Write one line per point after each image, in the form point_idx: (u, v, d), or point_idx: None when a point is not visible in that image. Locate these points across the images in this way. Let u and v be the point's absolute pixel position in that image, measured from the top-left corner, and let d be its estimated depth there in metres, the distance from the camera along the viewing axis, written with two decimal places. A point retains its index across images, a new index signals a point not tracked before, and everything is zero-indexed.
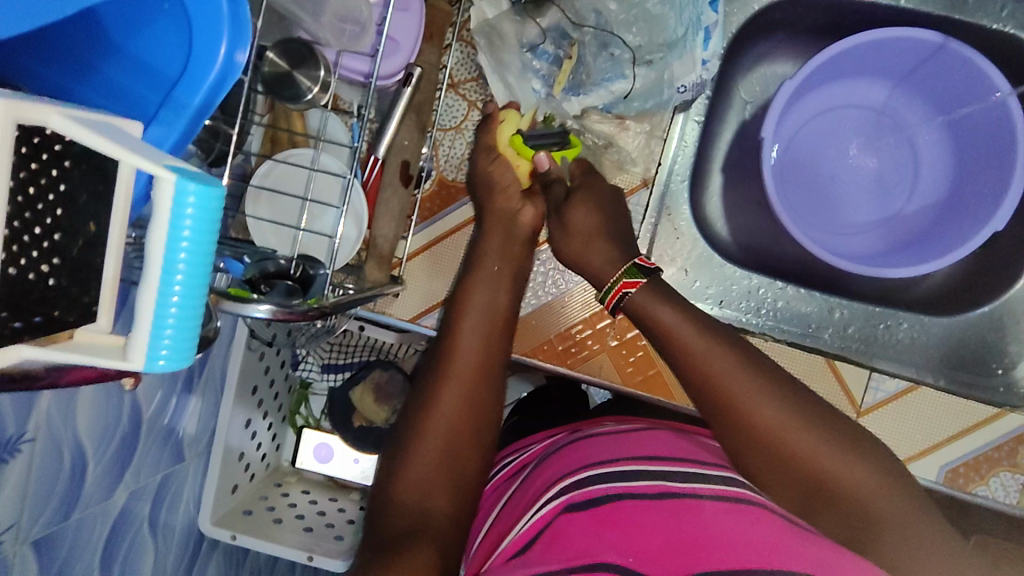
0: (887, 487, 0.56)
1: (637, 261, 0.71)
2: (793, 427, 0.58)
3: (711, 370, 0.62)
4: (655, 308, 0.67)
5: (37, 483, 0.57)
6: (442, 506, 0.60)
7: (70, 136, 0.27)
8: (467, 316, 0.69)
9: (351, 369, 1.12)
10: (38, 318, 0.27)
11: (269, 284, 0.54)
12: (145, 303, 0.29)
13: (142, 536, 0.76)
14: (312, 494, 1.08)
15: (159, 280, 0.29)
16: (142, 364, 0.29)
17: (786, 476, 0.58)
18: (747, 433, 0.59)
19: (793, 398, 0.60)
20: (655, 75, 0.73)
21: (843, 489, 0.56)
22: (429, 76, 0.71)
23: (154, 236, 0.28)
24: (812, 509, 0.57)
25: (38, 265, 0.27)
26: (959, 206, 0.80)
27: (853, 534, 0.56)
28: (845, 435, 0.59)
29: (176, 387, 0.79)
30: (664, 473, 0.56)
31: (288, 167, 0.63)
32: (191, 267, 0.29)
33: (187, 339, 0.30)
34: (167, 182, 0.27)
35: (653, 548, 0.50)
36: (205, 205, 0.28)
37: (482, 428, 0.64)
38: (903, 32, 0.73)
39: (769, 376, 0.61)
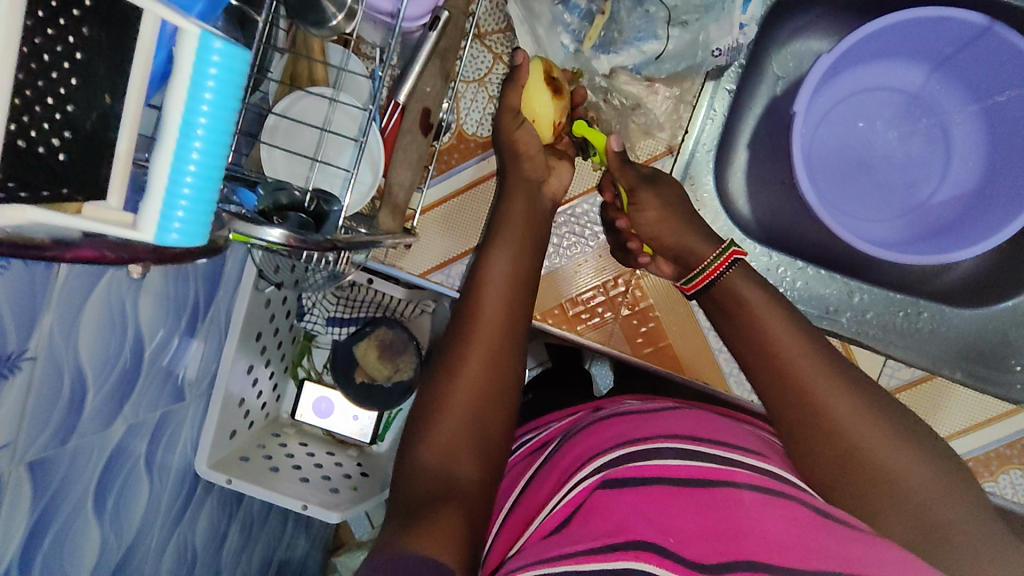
0: (946, 490, 0.53)
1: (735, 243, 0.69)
2: (857, 413, 0.55)
3: (778, 346, 0.59)
4: (738, 283, 0.65)
5: (36, 404, 0.56)
6: (470, 471, 0.59)
7: None
8: (492, 282, 0.67)
9: (357, 323, 1.10)
10: (46, 193, 0.26)
11: (282, 216, 0.53)
12: (160, 168, 0.28)
13: (137, 473, 0.76)
14: (310, 447, 1.08)
15: (175, 143, 0.29)
16: (153, 232, 0.28)
17: (837, 463, 0.54)
18: (806, 411, 0.56)
19: (860, 386, 0.57)
20: (689, 37, 0.71)
21: (900, 483, 0.53)
22: (456, 22, 0.69)
23: (174, 93, 0.28)
24: (862, 503, 0.53)
25: (49, 137, 0.26)
26: (989, 200, 0.78)
27: (906, 532, 0.52)
28: (908, 430, 0.56)
29: (179, 326, 0.77)
30: (698, 454, 0.55)
31: (311, 100, 0.61)
32: (210, 134, 0.29)
33: (201, 213, 0.30)
34: (191, 35, 0.27)
35: (690, 533, 0.48)
36: (228, 67, 0.29)
37: (500, 388, 0.63)
38: (949, 12, 0.70)
39: (837, 363, 0.59)
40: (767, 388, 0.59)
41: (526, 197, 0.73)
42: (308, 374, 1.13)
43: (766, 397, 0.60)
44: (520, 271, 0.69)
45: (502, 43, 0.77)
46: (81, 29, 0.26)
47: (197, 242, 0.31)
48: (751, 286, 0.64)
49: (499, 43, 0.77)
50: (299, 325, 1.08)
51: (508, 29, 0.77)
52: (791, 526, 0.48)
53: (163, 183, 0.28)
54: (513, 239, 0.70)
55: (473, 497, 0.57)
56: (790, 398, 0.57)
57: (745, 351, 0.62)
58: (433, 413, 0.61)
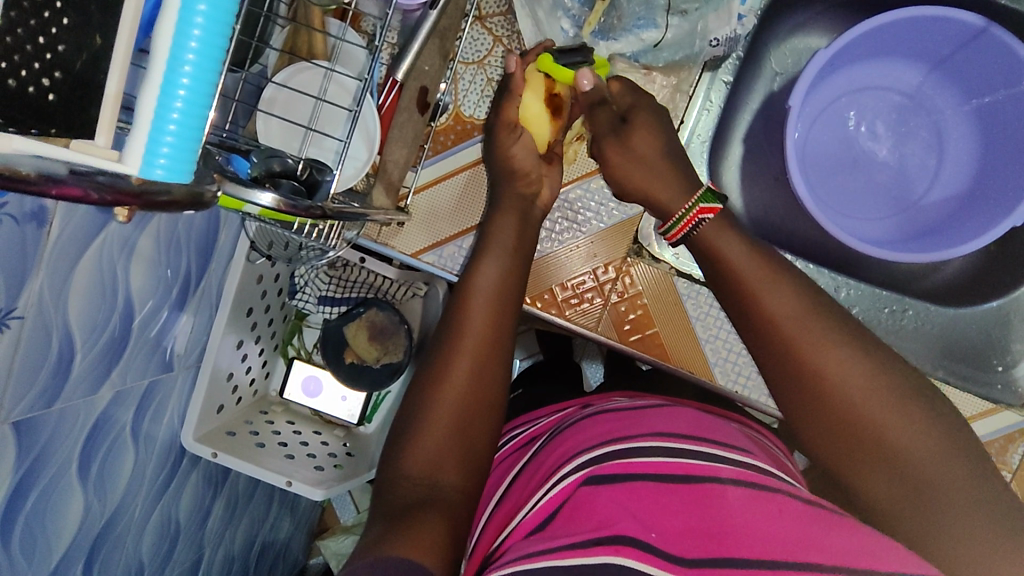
0: (936, 441, 0.50)
1: (711, 185, 0.66)
2: (843, 364, 0.53)
3: (765, 299, 0.58)
4: (717, 241, 0.63)
5: (23, 363, 0.56)
6: (453, 479, 0.59)
7: None
8: (479, 291, 0.69)
9: (348, 304, 1.10)
10: (34, 130, 0.27)
11: (273, 182, 0.53)
12: (146, 103, 0.28)
13: (123, 442, 0.76)
14: (297, 425, 1.10)
15: (162, 79, 0.29)
16: (139, 167, 0.28)
17: (819, 413, 0.54)
18: (788, 365, 0.55)
19: (854, 336, 0.55)
20: (687, 26, 0.73)
21: (885, 434, 0.51)
22: (457, 2, 0.69)
23: (163, 28, 0.28)
24: (845, 454, 0.53)
25: (39, 78, 0.26)
26: (979, 200, 0.78)
27: (890, 485, 0.51)
28: (905, 387, 0.53)
29: (169, 298, 0.77)
30: (681, 451, 0.56)
31: (307, 69, 0.61)
32: (199, 70, 0.29)
33: (188, 149, 0.30)
34: None
35: (675, 528, 0.49)
36: (217, 4, 0.29)
37: (491, 376, 0.65)
38: (946, 11, 0.70)
39: (832, 314, 0.57)
40: (755, 343, 0.58)
41: (518, 216, 0.74)
42: (297, 353, 1.14)
43: (755, 352, 0.59)
44: (508, 279, 0.71)
45: (502, 25, 0.77)
46: None
47: (183, 180, 0.31)
48: (738, 242, 0.62)
49: (499, 25, 0.77)
50: (292, 304, 1.09)
51: (508, 12, 0.77)
52: (777, 520, 0.48)
53: (149, 116, 0.28)
54: (506, 244, 0.72)
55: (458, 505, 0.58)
56: (776, 352, 0.56)
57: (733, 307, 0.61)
58: (427, 402, 0.63)
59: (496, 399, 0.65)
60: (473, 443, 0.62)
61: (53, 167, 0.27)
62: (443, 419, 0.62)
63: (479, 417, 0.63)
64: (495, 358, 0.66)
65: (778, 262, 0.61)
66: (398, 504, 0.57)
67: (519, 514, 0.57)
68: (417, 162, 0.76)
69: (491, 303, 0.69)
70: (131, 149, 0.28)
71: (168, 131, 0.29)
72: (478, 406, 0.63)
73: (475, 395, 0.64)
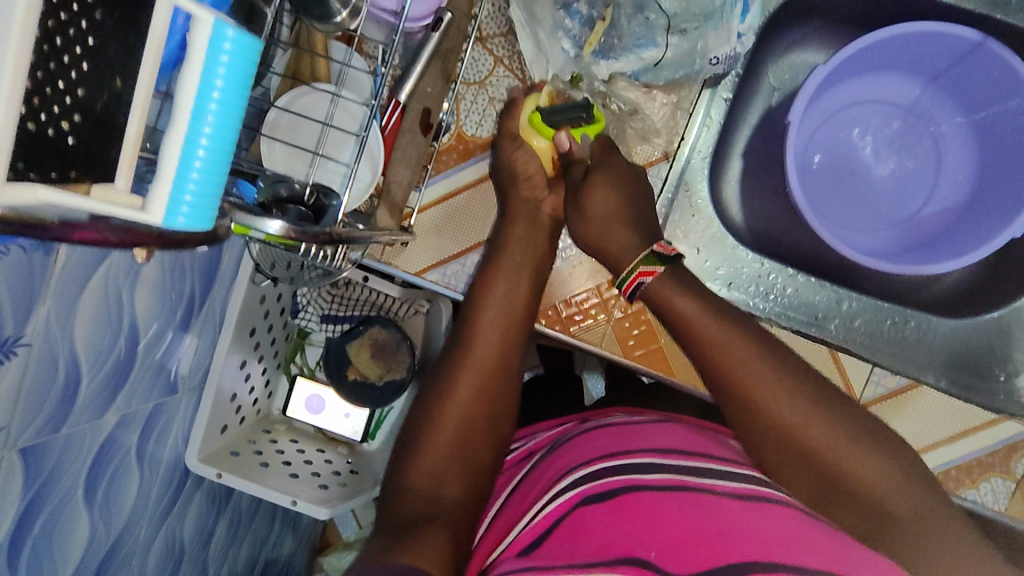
0: (896, 470, 0.58)
1: (654, 249, 0.71)
2: (802, 412, 0.60)
3: (730, 357, 0.63)
4: (674, 299, 0.68)
5: (30, 389, 0.56)
6: (455, 493, 0.65)
7: None
8: (486, 316, 0.74)
9: (350, 322, 1.10)
10: (53, 174, 0.26)
11: (281, 208, 0.53)
12: (170, 150, 0.29)
13: (128, 464, 0.76)
14: (301, 444, 1.08)
15: (186, 127, 0.29)
16: (163, 217, 0.29)
17: (798, 462, 0.59)
18: (757, 417, 0.61)
19: (808, 384, 0.62)
20: (687, 45, 0.71)
21: (851, 471, 0.58)
22: (459, 25, 0.69)
23: (188, 79, 0.29)
24: (816, 491, 0.59)
25: (59, 120, 0.26)
26: (977, 212, 0.79)
27: (860, 516, 0.58)
28: (864, 431, 0.60)
29: (174, 319, 0.77)
30: (675, 466, 0.57)
31: (311, 93, 0.61)
32: (220, 119, 0.30)
33: (209, 195, 0.31)
34: (206, 23, 0.28)
35: (672, 541, 0.50)
36: (239, 54, 0.30)
37: (495, 392, 0.72)
38: (941, 27, 0.71)
39: (786, 364, 0.63)
40: (723, 397, 0.64)
41: (523, 227, 0.78)
42: (300, 370, 1.13)
43: (724, 404, 0.64)
44: (516, 301, 0.76)
45: (502, 46, 0.77)
46: (93, 15, 0.26)
47: (202, 226, 0.32)
48: (693, 299, 0.67)
49: (500, 46, 0.77)
50: (294, 323, 1.09)
51: (510, 33, 0.77)
52: (771, 525, 0.51)
53: (175, 165, 0.29)
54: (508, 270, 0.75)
55: (461, 523, 0.62)
56: (742, 406, 0.62)
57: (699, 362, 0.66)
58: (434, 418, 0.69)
59: (496, 410, 0.71)
60: (476, 462, 0.68)
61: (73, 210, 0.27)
62: None
63: (479, 432, 0.69)
64: (497, 380, 0.72)
65: (728, 314, 0.66)
66: (404, 515, 0.61)
67: (513, 532, 0.58)
68: (420, 183, 0.76)
69: (502, 324, 0.74)
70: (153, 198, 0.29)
71: (193, 181, 0.30)
72: (479, 420, 0.70)
73: (473, 405, 0.70)
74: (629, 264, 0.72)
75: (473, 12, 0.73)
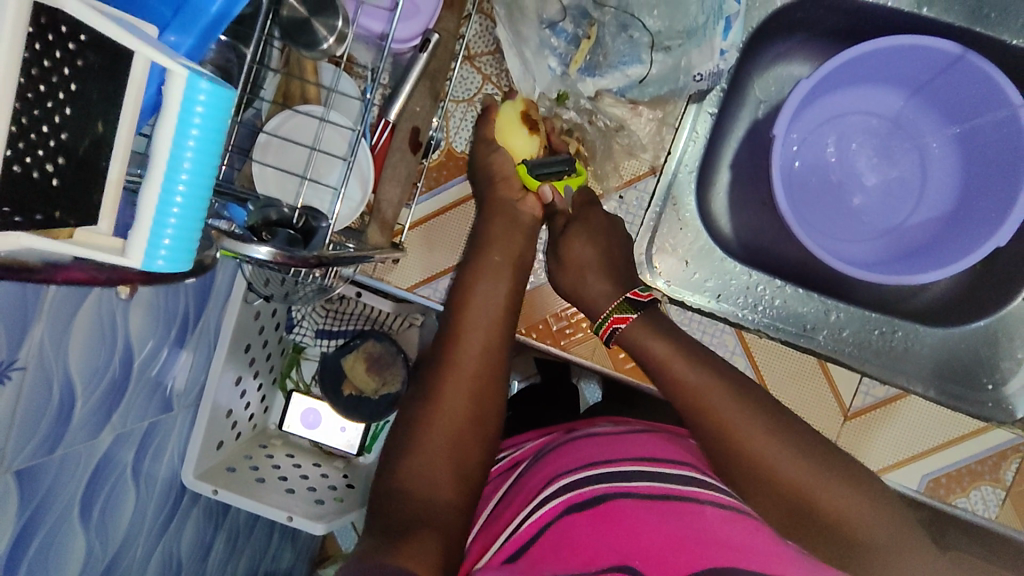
0: (865, 501, 0.57)
1: (630, 295, 0.72)
2: (770, 444, 0.60)
3: (698, 391, 0.64)
4: (648, 342, 0.68)
5: (24, 412, 0.57)
6: (448, 496, 0.63)
7: (87, 22, 0.27)
8: (469, 321, 0.71)
9: (345, 336, 1.12)
10: (38, 216, 0.27)
11: (271, 232, 0.54)
12: (148, 198, 0.30)
13: (124, 482, 0.76)
14: (297, 458, 1.09)
15: (164, 175, 0.30)
16: (141, 261, 0.30)
17: (768, 495, 0.59)
18: (726, 452, 0.61)
19: (776, 417, 0.62)
20: (672, 62, 0.72)
21: (820, 502, 0.57)
22: (447, 45, 0.70)
23: (163, 129, 0.30)
24: (789, 523, 0.59)
25: (43, 163, 0.27)
26: (963, 221, 0.80)
27: (833, 550, 0.57)
28: (833, 464, 0.59)
29: (169, 337, 0.78)
30: (657, 475, 0.59)
31: (301, 117, 0.62)
32: (196, 166, 0.31)
33: (188, 238, 0.32)
34: (180, 76, 0.29)
35: (654, 548, 0.53)
36: (214, 104, 0.31)
37: (484, 404, 0.68)
38: (922, 40, 0.72)
39: (754, 398, 0.63)
40: (697, 432, 0.63)
41: (509, 242, 0.75)
42: (296, 386, 1.14)
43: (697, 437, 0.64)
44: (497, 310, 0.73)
45: (491, 64, 0.78)
46: (77, 61, 0.27)
47: (182, 267, 0.33)
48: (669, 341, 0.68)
49: (488, 64, 0.78)
50: (289, 338, 1.10)
51: (497, 51, 0.78)
52: (743, 537, 0.54)
53: (152, 213, 0.30)
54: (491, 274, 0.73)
55: (452, 525, 0.61)
56: (712, 440, 0.62)
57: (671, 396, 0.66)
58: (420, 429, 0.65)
59: (484, 423, 0.68)
60: (465, 466, 0.65)
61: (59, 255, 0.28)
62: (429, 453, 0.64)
63: (467, 442, 0.66)
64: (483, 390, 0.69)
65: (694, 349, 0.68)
66: (391, 523, 0.59)
67: (502, 536, 0.60)
68: (412, 199, 0.78)
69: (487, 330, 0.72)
70: (134, 243, 0.30)
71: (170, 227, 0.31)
72: (469, 431, 0.66)
73: (459, 418, 0.67)
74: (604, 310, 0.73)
75: (461, 32, 0.74)
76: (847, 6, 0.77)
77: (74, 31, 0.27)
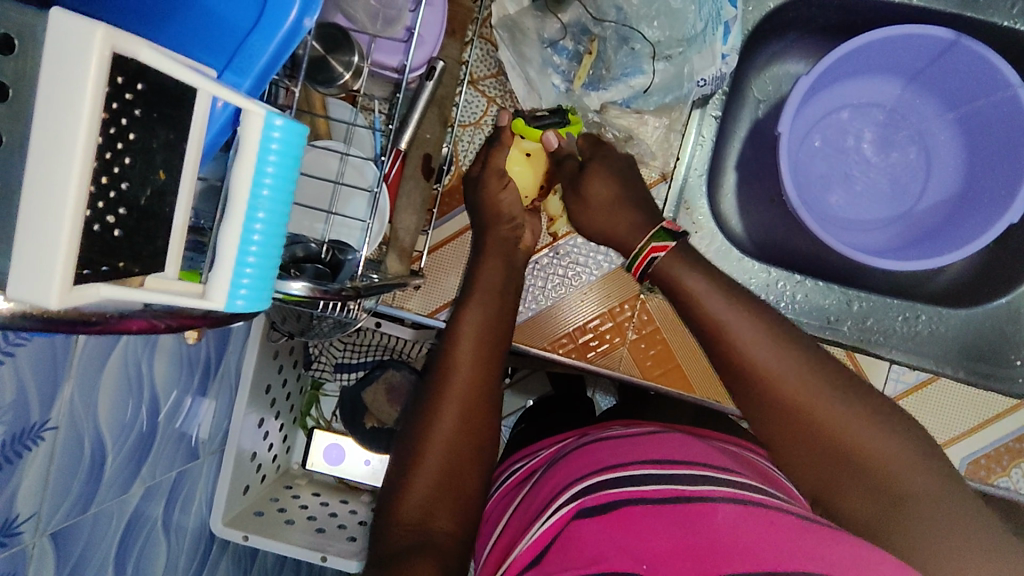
0: (907, 451, 0.52)
1: (665, 225, 0.67)
2: (857, 422, 0.54)
3: (734, 333, 0.59)
4: (709, 303, 0.61)
5: (57, 473, 0.56)
6: (445, 524, 0.59)
7: (155, 70, 0.27)
8: (464, 333, 0.69)
9: (364, 368, 1.11)
10: (104, 267, 0.27)
11: (298, 267, 0.54)
12: (229, 238, 0.31)
13: (156, 535, 0.75)
14: (323, 496, 1.07)
15: (243, 214, 0.32)
16: (223, 302, 0.31)
17: (800, 443, 0.55)
18: (819, 446, 0.54)
19: (853, 389, 0.56)
20: (674, 70, 0.73)
21: (916, 514, 0.50)
22: (452, 71, 0.72)
23: (242, 170, 0.31)
24: (858, 505, 0.53)
25: (104, 215, 0.27)
26: (970, 203, 0.81)
27: (875, 507, 0.52)
28: (880, 414, 0.54)
29: (191, 384, 0.77)
30: (667, 476, 0.57)
31: (317, 151, 0.62)
32: (272, 203, 0.33)
33: (265, 277, 0.33)
34: (257, 117, 0.31)
35: (663, 553, 0.50)
36: (287, 141, 0.32)
37: (479, 420, 0.65)
38: (916, 30, 0.74)
39: (861, 394, 0.56)
40: (732, 382, 0.59)
41: (502, 258, 0.74)
42: (317, 423, 1.13)
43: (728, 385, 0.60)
44: (495, 322, 0.71)
45: (494, 87, 0.79)
46: (134, 110, 0.27)
47: (258, 307, 0.34)
48: (759, 328, 0.59)
49: (491, 87, 0.80)
50: (307, 374, 1.09)
51: (500, 74, 0.79)
52: (760, 534, 0.50)
53: (233, 252, 0.31)
54: (487, 285, 0.72)
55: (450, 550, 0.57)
56: (751, 389, 0.58)
57: (731, 380, 0.60)
58: (418, 440, 0.63)
59: (486, 445, 0.65)
60: (461, 486, 0.62)
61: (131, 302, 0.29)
62: (430, 476, 0.61)
63: (463, 463, 0.63)
64: (478, 403, 0.65)
65: (732, 287, 0.62)
66: (388, 550, 0.57)
67: (517, 547, 0.58)
68: (427, 225, 0.78)
69: (484, 339, 0.70)
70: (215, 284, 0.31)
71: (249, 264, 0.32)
72: (466, 442, 0.63)
73: (459, 431, 0.64)
74: (639, 243, 0.68)
75: (464, 57, 0.76)
76: (837, 3, 0.79)
77: (128, 82, 0.26)
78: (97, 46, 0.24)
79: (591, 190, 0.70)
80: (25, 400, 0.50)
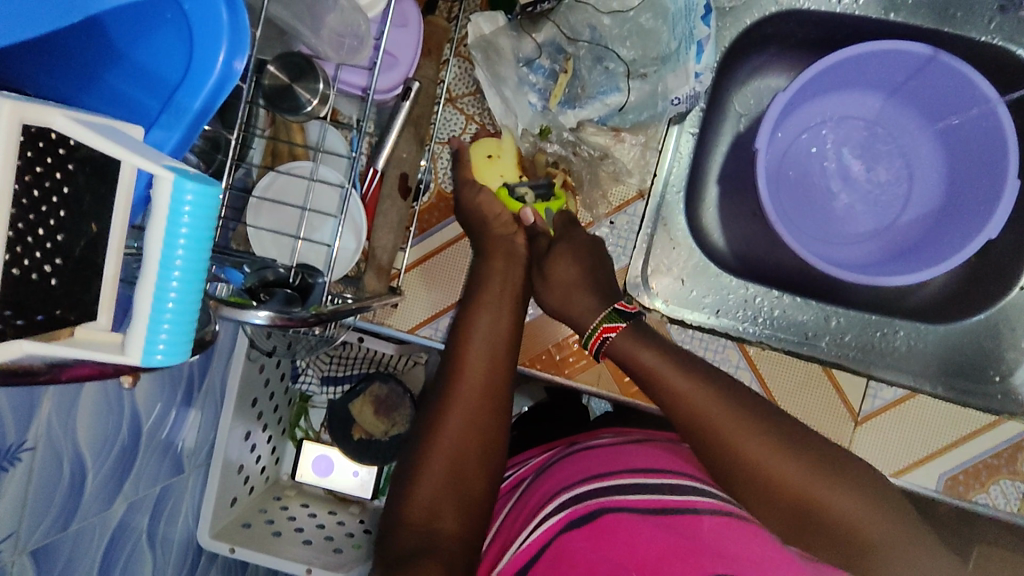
0: (859, 494, 0.57)
1: (617, 306, 0.72)
2: (811, 473, 0.58)
3: (690, 397, 0.63)
4: (673, 380, 0.65)
5: (36, 493, 0.57)
6: (452, 526, 0.60)
7: (74, 137, 0.29)
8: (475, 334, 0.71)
9: (350, 381, 1.13)
10: (41, 315, 0.29)
11: (268, 293, 0.54)
12: (144, 296, 0.31)
13: (141, 548, 0.75)
14: (312, 507, 1.08)
15: (158, 274, 0.31)
16: (139, 357, 0.31)
17: (766, 497, 0.58)
18: (786, 503, 0.58)
19: (800, 440, 0.61)
20: (649, 88, 0.74)
21: (879, 561, 0.54)
22: (427, 91, 0.72)
23: (154, 232, 0.30)
24: (827, 549, 0.57)
25: (41, 265, 0.28)
26: (950, 217, 0.81)
27: (840, 550, 0.56)
28: (829, 462, 0.59)
29: (176, 398, 0.78)
30: (654, 486, 0.58)
31: (289, 178, 0.63)
32: (188, 262, 0.32)
33: (185, 332, 0.33)
34: (166, 180, 0.30)
35: (651, 557, 0.51)
36: (202, 203, 0.31)
37: (483, 427, 0.66)
38: (893, 45, 0.74)
39: (812, 449, 0.60)
40: (693, 441, 0.63)
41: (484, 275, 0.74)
42: (306, 434, 1.13)
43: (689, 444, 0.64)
44: (499, 331, 0.72)
45: (473, 104, 0.79)
46: (67, 165, 0.29)
47: (182, 358, 0.34)
48: (715, 400, 0.63)
49: (470, 104, 0.80)
50: (296, 387, 1.11)
51: (478, 91, 0.79)
52: (738, 545, 0.53)
53: (147, 311, 0.31)
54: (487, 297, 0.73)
55: (457, 554, 0.58)
56: (711, 446, 0.61)
57: (693, 441, 0.63)
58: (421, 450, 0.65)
59: (470, 454, 0.65)
60: (467, 490, 0.63)
61: (55, 356, 0.30)
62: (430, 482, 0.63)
63: (469, 469, 0.64)
64: (485, 412, 0.67)
65: (683, 357, 0.67)
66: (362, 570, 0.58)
67: (507, 551, 0.58)
68: (405, 242, 0.78)
69: (490, 348, 0.70)
70: (132, 339, 0.31)
71: (165, 322, 0.31)
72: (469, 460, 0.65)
73: (467, 438, 0.65)
74: (591, 323, 0.72)
75: (441, 76, 0.76)
76: (815, 18, 0.79)
77: (63, 137, 0.28)
78: (4, 119, 0.25)
79: (555, 272, 0.74)
80: (0, 424, 0.51)
